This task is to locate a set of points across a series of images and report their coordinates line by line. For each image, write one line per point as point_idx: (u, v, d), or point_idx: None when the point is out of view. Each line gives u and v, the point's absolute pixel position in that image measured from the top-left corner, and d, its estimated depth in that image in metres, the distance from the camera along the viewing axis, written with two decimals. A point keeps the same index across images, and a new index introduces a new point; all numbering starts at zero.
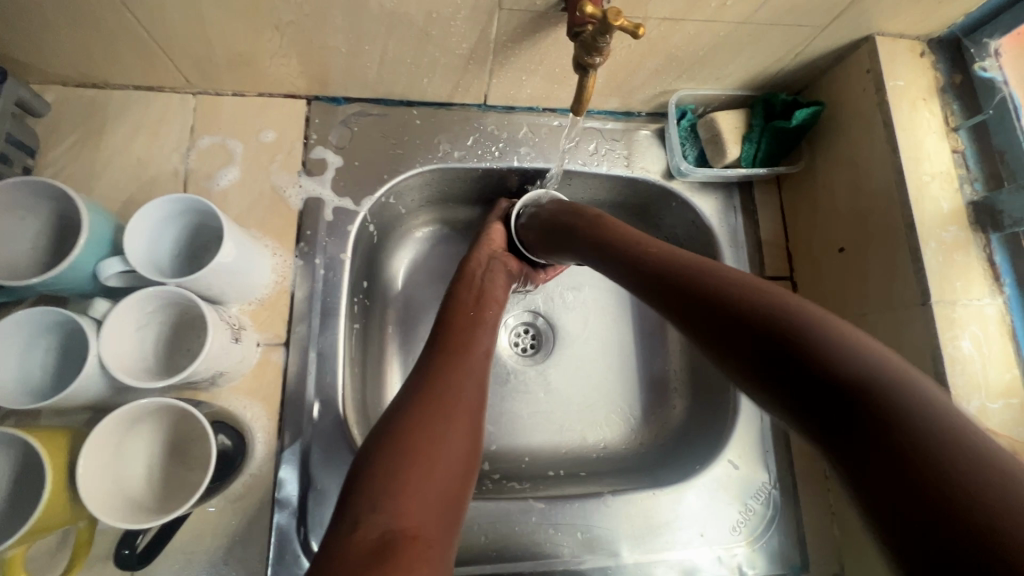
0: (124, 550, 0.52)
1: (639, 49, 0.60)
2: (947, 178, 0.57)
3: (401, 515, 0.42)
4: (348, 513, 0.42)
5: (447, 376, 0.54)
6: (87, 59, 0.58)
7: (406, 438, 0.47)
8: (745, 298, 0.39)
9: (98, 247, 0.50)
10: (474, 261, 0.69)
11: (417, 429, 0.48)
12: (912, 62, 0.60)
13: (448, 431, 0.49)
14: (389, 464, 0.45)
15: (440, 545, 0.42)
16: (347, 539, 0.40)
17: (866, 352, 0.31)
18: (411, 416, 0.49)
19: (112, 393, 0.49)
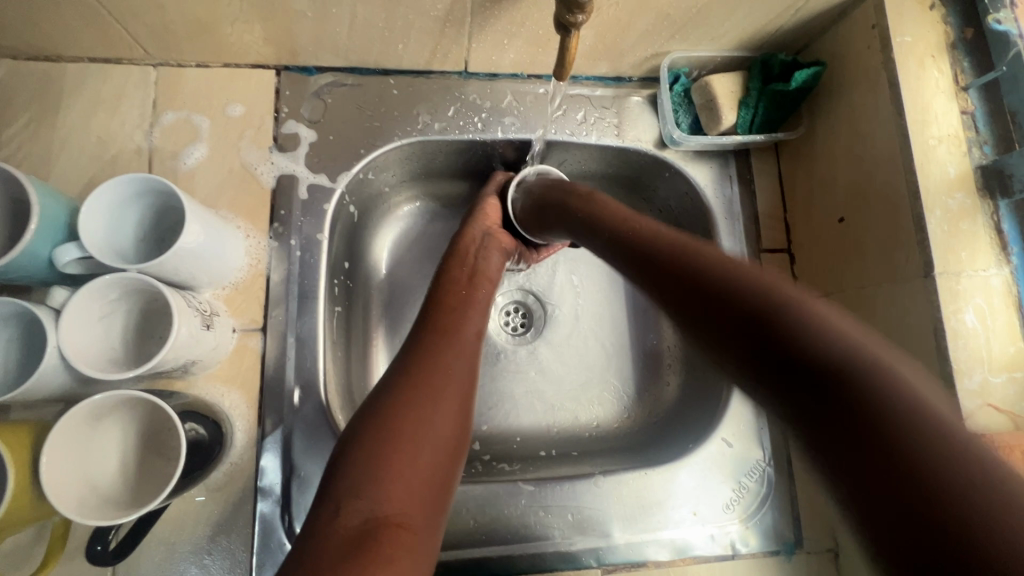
0: (96, 546, 0.51)
1: (627, 7, 0.56)
2: (956, 141, 0.54)
3: (387, 500, 0.41)
4: (329, 500, 0.41)
5: (439, 354, 0.52)
6: (34, 29, 0.54)
7: (392, 421, 0.45)
8: (744, 286, 0.37)
9: (53, 232, 0.47)
10: (469, 237, 0.66)
11: (406, 410, 0.46)
12: (921, 15, 0.56)
13: (436, 410, 0.47)
14: (375, 445, 0.43)
15: (427, 534, 0.41)
16: (330, 525, 0.39)
17: (811, 317, 0.32)
18: (399, 396, 0.47)
19: (78, 385, 0.47)
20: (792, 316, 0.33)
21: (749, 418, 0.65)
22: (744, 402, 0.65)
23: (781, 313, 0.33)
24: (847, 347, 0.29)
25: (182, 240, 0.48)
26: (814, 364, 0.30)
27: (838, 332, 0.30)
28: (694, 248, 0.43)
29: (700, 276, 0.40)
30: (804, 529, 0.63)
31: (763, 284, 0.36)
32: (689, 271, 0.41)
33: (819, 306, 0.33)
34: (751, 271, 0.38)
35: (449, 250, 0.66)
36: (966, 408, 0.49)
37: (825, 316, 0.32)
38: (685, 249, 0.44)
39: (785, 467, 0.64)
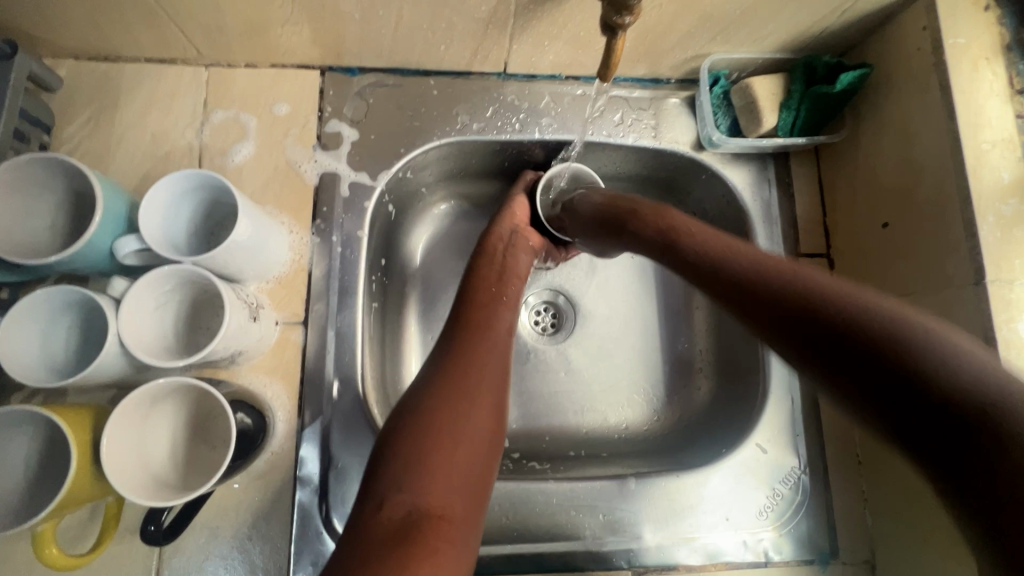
0: (149, 526, 0.51)
1: (670, 8, 0.56)
2: (1011, 145, 0.52)
3: (427, 492, 0.41)
4: (371, 494, 0.42)
5: (473, 352, 0.52)
6: (97, 30, 0.57)
7: (428, 418, 0.46)
8: (862, 317, 0.34)
9: (114, 225, 0.49)
10: (496, 236, 0.66)
11: (441, 405, 0.47)
12: (975, 16, 0.55)
13: (473, 406, 0.48)
14: (414, 441, 0.44)
15: (469, 525, 0.41)
16: (373, 518, 0.40)
17: (942, 357, 0.30)
18: (434, 393, 0.48)
19: (133, 371, 0.49)
20: (929, 368, 0.30)
21: (784, 424, 0.64)
22: (780, 407, 0.64)
23: (890, 348, 0.32)
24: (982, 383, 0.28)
25: (235, 234, 0.50)
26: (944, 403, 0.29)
27: (940, 356, 0.30)
28: (835, 289, 0.37)
29: (793, 294, 0.39)
30: (839, 539, 0.62)
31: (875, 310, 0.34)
32: (772, 292, 0.40)
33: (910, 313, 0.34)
34: (873, 300, 0.35)
35: (478, 248, 0.66)
36: None
37: (941, 340, 0.31)
38: (830, 293, 0.37)
39: (821, 475, 0.63)
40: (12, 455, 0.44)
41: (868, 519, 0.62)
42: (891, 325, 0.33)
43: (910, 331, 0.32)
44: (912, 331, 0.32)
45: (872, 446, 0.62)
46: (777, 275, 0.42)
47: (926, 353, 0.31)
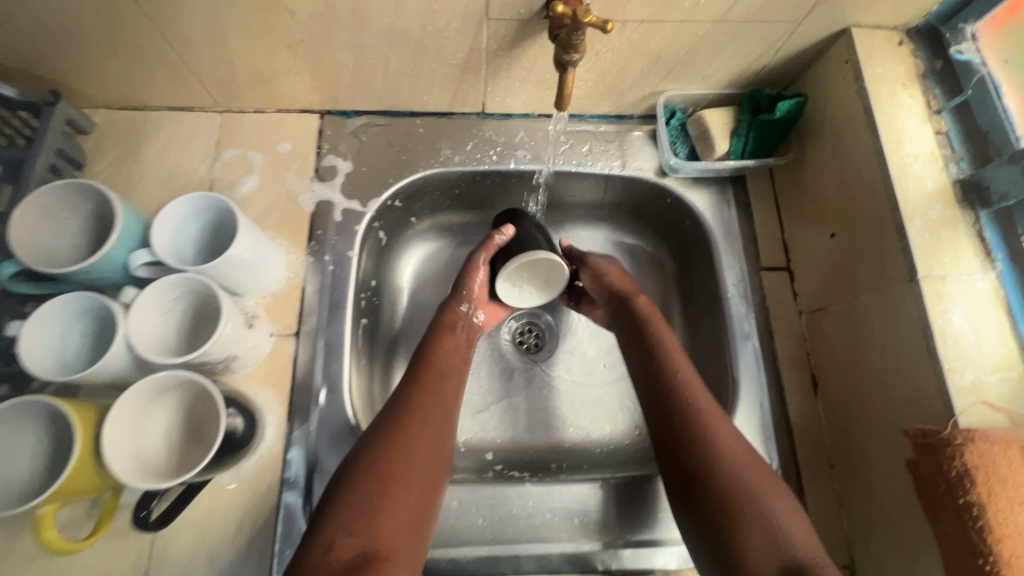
0: (141, 511, 0.55)
1: (622, 51, 0.65)
2: (931, 157, 0.58)
3: (377, 535, 0.45)
4: (319, 535, 0.45)
5: (420, 397, 0.57)
6: (130, 81, 0.67)
7: (378, 464, 0.50)
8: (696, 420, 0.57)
9: (130, 241, 0.56)
10: (454, 314, 0.67)
11: (391, 452, 0.51)
12: (890, 51, 0.62)
13: (417, 448, 0.52)
14: (364, 487, 0.48)
15: (410, 563, 0.46)
16: (323, 559, 0.43)
17: (737, 454, 0.54)
18: (385, 440, 0.52)
19: (136, 371, 0.53)
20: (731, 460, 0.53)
21: (755, 429, 0.65)
22: (748, 412, 0.66)
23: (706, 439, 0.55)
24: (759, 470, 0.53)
25: (235, 250, 0.56)
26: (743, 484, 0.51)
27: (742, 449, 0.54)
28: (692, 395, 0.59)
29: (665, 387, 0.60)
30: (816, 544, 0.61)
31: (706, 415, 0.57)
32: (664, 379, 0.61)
33: (718, 418, 0.57)
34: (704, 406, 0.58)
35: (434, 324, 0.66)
36: (959, 405, 0.50)
37: (744, 448, 0.55)
38: (688, 396, 0.59)
39: (794, 480, 0.64)
40: (22, 443, 0.48)
41: (844, 521, 0.62)
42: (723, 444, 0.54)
43: (742, 447, 0.55)
44: (745, 455, 0.54)
45: (843, 447, 0.63)
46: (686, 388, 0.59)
47: (734, 465, 0.53)
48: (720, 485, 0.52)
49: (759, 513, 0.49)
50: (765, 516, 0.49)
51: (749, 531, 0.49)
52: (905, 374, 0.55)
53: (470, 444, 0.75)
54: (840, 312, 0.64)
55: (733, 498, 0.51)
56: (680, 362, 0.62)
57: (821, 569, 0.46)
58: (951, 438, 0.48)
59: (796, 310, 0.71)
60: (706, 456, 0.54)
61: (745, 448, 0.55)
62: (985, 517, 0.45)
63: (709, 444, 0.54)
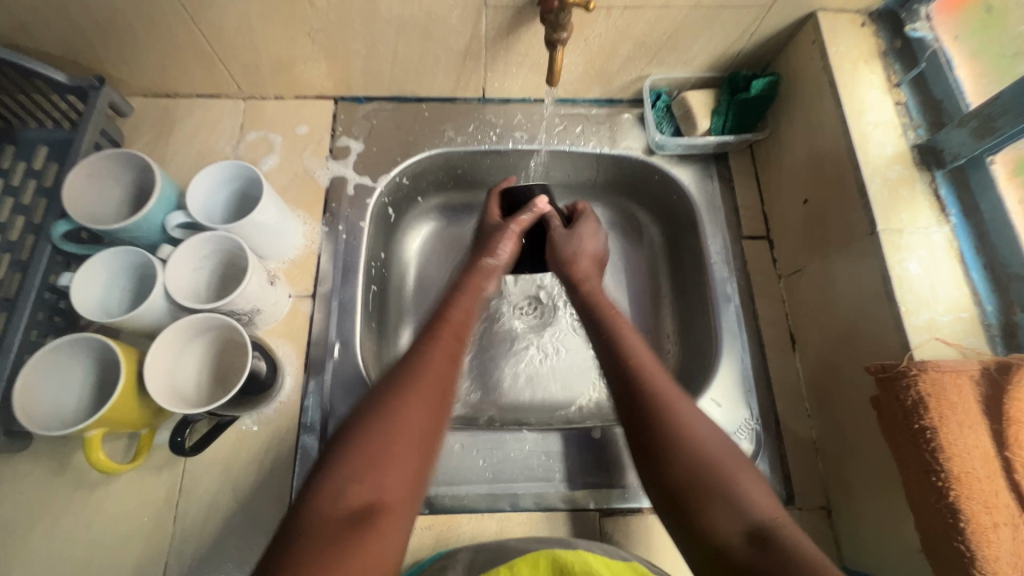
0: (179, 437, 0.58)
1: (609, 36, 0.71)
2: (891, 125, 0.63)
3: (377, 490, 0.43)
4: (315, 487, 0.43)
5: (430, 356, 0.54)
6: (165, 69, 0.74)
7: (380, 418, 0.47)
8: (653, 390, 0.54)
9: (167, 205, 0.62)
10: (478, 279, 0.67)
11: (390, 407, 0.48)
12: (853, 31, 0.68)
13: (421, 405, 0.49)
14: (366, 439, 0.45)
15: (410, 515, 0.44)
16: (319, 510, 0.41)
17: (695, 423, 0.51)
18: (386, 396, 0.49)
19: (172, 319, 0.60)
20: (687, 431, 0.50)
21: (737, 382, 0.70)
22: (730, 366, 0.71)
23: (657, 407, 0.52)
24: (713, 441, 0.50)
25: (261, 213, 0.63)
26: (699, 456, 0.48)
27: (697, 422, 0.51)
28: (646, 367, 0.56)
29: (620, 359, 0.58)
30: (794, 485, 0.66)
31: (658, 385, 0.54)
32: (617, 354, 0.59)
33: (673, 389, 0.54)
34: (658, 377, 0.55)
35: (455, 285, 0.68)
36: (915, 342, 0.55)
37: (700, 419, 0.51)
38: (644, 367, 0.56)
39: (773, 427, 0.68)
40: (73, 377, 0.54)
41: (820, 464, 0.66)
42: (679, 415, 0.51)
43: (695, 418, 0.51)
44: (708, 430, 0.50)
45: (818, 396, 0.67)
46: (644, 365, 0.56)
47: (696, 439, 0.49)
48: (684, 457, 0.48)
49: (724, 490, 0.46)
50: (729, 489, 0.46)
51: (714, 505, 0.46)
52: (867, 321, 0.60)
53: (472, 402, 0.80)
54: (813, 271, 0.69)
55: (698, 476, 0.47)
56: (633, 339, 0.60)
57: (787, 533, 0.43)
58: (907, 369, 0.53)
59: (775, 274, 0.76)
60: (665, 429, 0.50)
61: (709, 424, 0.51)
62: (937, 437, 0.50)
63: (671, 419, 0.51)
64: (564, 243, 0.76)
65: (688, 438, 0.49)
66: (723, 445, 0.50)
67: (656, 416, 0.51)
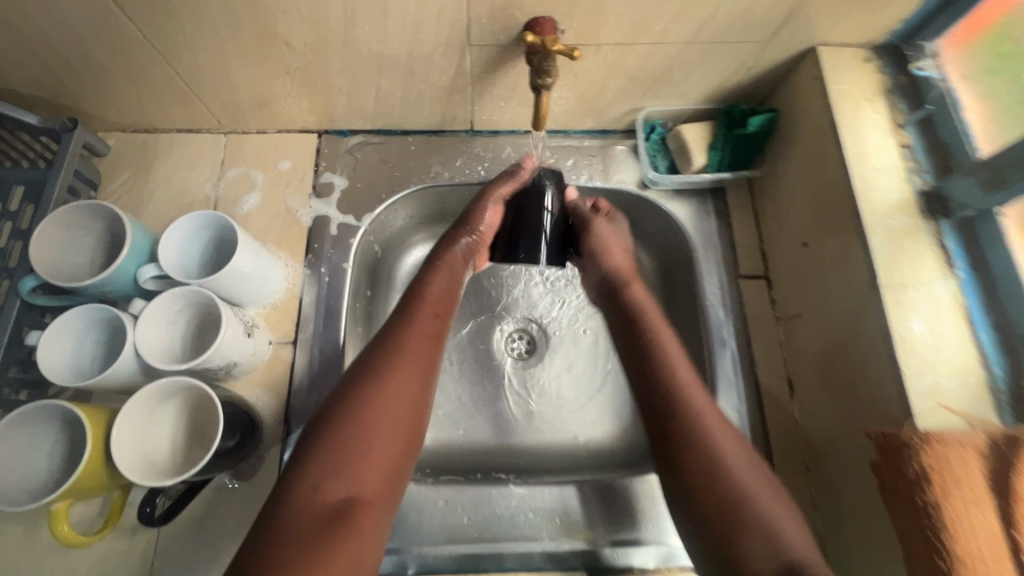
0: (146, 508, 0.54)
1: (600, 72, 0.68)
2: (895, 170, 0.60)
3: (360, 481, 0.47)
4: (301, 475, 0.46)
5: (413, 341, 0.56)
6: (141, 107, 0.72)
7: (363, 407, 0.50)
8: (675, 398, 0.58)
9: (138, 256, 0.60)
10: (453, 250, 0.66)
11: (374, 396, 0.51)
12: (856, 67, 0.65)
13: (405, 397, 0.52)
14: (356, 439, 0.48)
15: (388, 505, 0.49)
16: (305, 500, 0.45)
17: (722, 439, 0.55)
18: (371, 386, 0.52)
19: (144, 377, 0.58)
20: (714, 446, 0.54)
21: None
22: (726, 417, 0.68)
23: (688, 419, 0.56)
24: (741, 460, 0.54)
25: (235, 263, 0.60)
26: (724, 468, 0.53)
27: (729, 439, 0.55)
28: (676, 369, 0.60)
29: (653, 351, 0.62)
30: None
31: (685, 394, 0.58)
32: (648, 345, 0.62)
33: (704, 402, 0.58)
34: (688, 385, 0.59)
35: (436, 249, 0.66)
36: (917, 408, 0.52)
37: (730, 437, 0.56)
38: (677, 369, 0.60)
39: None
40: (37, 444, 0.53)
41: (818, 522, 0.63)
42: (709, 432, 0.55)
43: (723, 435, 0.56)
44: (737, 450, 0.55)
45: (817, 450, 0.64)
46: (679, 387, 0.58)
47: (722, 457, 0.54)
48: (710, 468, 0.54)
49: (745, 501, 0.51)
50: (752, 504, 0.51)
51: (737, 514, 0.51)
52: (867, 379, 0.57)
53: (460, 445, 0.78)
54: (812, 318, 0.66)
55: (720, 486, 0.53)
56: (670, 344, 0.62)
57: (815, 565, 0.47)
58: (908, 440, 0.50)
59: (773, 317, 0.73)
60: (700, 450, 0.54)
61: (745, 454, 0.55)
62: (940, 515, 0.47)
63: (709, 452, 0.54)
64: (604, 231, 0.69)
65: (720, 463, 0.54)
66: (750, 465, 0.54)
67: (684, 423, 0.56)
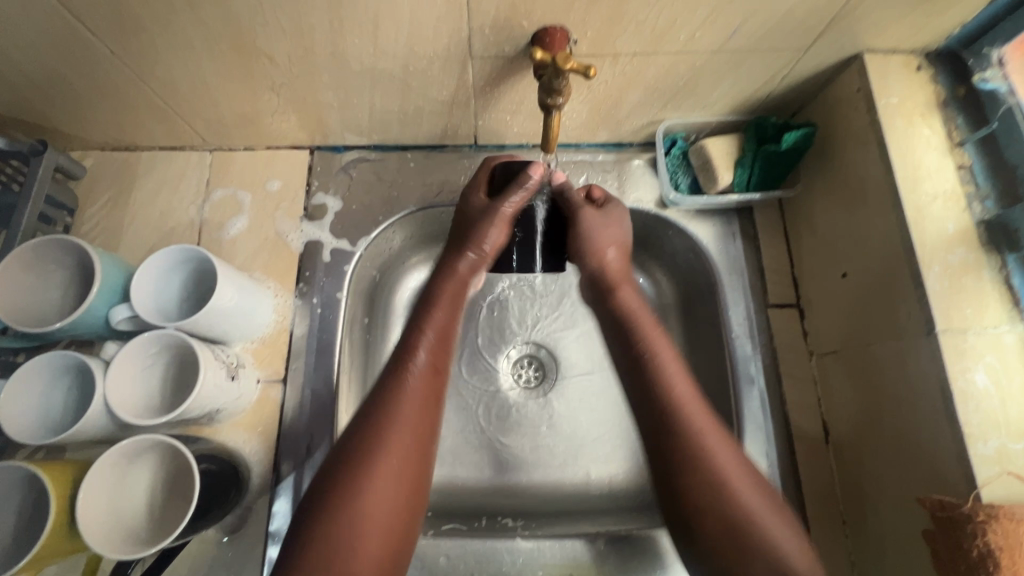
0: None
1: (616, 83, 0.61)
2: (953, 196, 0.53)
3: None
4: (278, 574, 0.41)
5: (404, 401, 0.49)
6: (117, 125, 0.66)
7: (344, 487, 0.44)
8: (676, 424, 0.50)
9: (111, 295, 0.55)
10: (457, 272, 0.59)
11: (357, 474, 0.45)
12: (906, 77, 0.58)
13: (394, 474, 0.46)
14: (337, 530, 0.42)
15: None
16: None
17: (725, 462, 0.48)
18: (353, 460, 0.46)
19: (118, 428, 0.53)
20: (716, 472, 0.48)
21: None
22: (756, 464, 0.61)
23: (686, 444, 0.49)
24: (744, 484, 0.48)
25: (213, 303, 0.55)
26: (724, 494, 0.47)
27: (732, 464, 0.49)
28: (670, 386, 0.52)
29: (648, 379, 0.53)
30: None
31: (682, 413, 0.51)
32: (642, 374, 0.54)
33: (703, 421, 0.51)
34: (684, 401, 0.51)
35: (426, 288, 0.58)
36: (981, 476, 0.46)
37: (732, 461, 0.49)
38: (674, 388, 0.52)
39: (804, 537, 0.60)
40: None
41: None
42: (710, 455, 0.49)
43: (726, 460, 0.49)
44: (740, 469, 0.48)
45: (857, 504, 0.58)
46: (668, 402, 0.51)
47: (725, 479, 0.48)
48: (710, 494, 0.47)
49: (753, 530, 0.45)
50: (762, 530, 0.45)
51: (746, 541, 0.45)
52: (921, 435, 0.51)
53: (464, 484, 0.73)
54: (852, 358, 0.60)
55: (730, 519, 0.46)
56: (671, 366, 0.54)
57: None
58: (971, 514, 0.44)
59: (807, 351, 0.66)
60: (703, 478, 0.48)
61: (744, 464, 0.49)
62: None
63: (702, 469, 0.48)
64: (594, 220, 0.60)
65: (715, 478, 0.48)
66: (755, 490, 0.47)
67: (683, 449, 0.49)
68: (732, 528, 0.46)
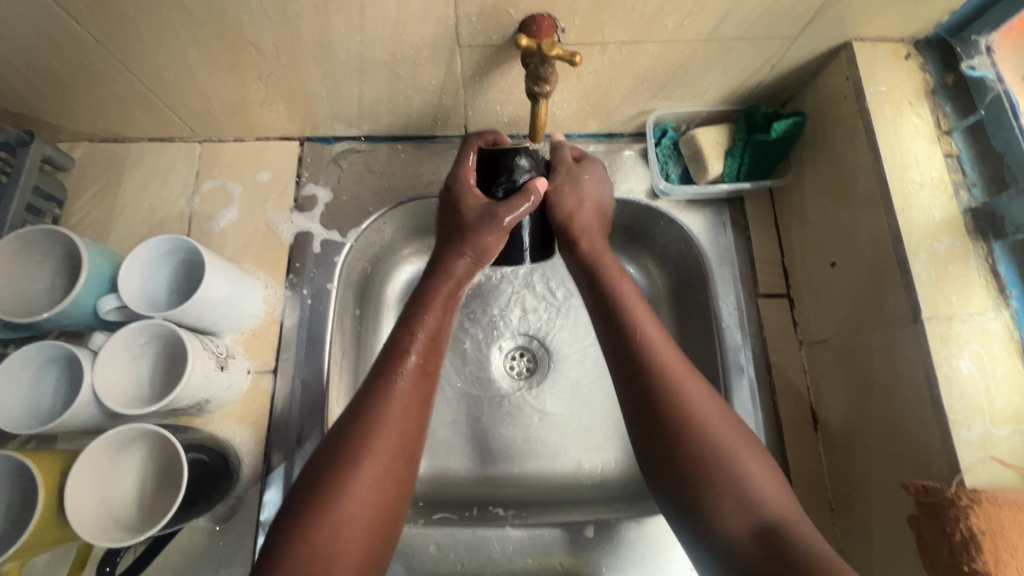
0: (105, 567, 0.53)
1: (606, 73, 0.61)
2: (939, 184, 0.54)
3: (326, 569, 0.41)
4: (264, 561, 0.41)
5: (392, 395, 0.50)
6: (105, 115, 0.66)
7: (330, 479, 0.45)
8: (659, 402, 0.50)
9: (98, 284, 0.55)
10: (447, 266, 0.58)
11: (340, 467, 0.45)
12: (895, 66, 0.57)
13: (377, 463, 0.46)
14: (319, 520, 0.43)
15: None
16: None
17: (707, 426, 0.48)
18: (338, 454, 0.46)
19: (106, 418, 0.53)
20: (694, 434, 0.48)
21: None
22: None
23: (672, 416, 0.49)
24: (724, 446, 0.48)
25: (201, 293, 0.55)
26: (702, 454, 0.47)
27: (713, 425, 0.49)
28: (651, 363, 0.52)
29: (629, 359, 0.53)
30: None
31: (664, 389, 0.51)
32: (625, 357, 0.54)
33: (687, 389, 0.51)
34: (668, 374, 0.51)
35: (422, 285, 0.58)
36: (965, 461, 0.46)
37: (713, 420, 0.49)
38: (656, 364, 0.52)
39: None
40: None
41: None
42: (689, 417, 0.49)
43: (708, 423, 0.49)
44: (720, 429, 0.48)
45: (843, 490, 0.59)
46: (644, 377, 0.52)
47: (712, 444, 0.48)
48: (691, 458, 0.47)
49: (733, 491, 0.46)
50: (739, 492, 0.45)
51: (721, 503, 0.46)
52: (907, 421, 0.51)
53: (455, 475, 0.74)
54: (841, 347, 0.60)
55: (706, 482, 0.46)
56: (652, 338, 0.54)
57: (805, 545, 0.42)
58: (955, 499, 0.44)
59: (796, 340, 0.66)
60: (682, 441, 0.48)
61: (726, 425, 0.49)
62: None
63: (676, 426, 0.49)
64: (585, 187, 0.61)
65: (697, 449, 0.48)
66: (736, 452, 0.48)
67: (667, 421, 0.49)
68: (710, 492, 0.46)
